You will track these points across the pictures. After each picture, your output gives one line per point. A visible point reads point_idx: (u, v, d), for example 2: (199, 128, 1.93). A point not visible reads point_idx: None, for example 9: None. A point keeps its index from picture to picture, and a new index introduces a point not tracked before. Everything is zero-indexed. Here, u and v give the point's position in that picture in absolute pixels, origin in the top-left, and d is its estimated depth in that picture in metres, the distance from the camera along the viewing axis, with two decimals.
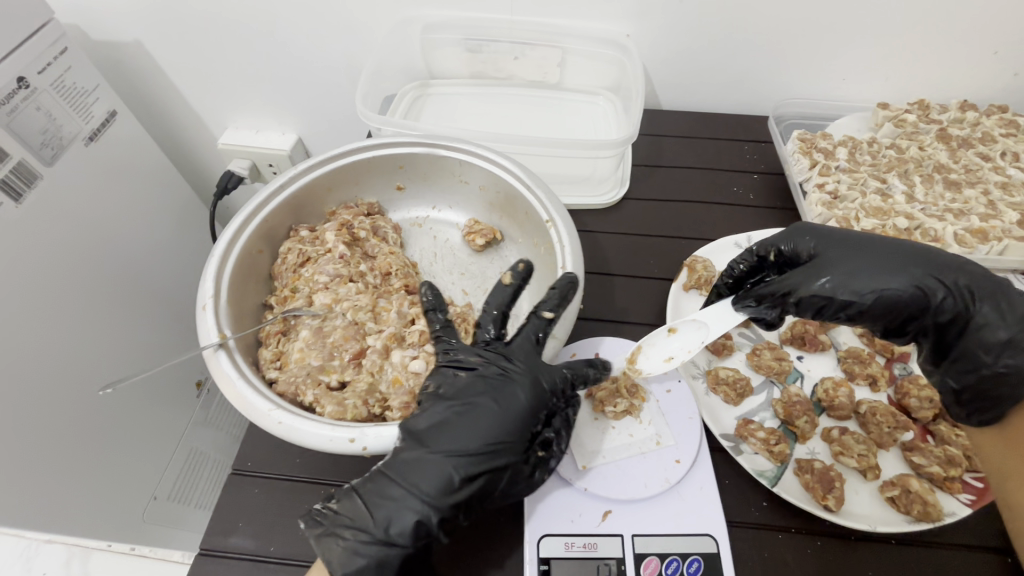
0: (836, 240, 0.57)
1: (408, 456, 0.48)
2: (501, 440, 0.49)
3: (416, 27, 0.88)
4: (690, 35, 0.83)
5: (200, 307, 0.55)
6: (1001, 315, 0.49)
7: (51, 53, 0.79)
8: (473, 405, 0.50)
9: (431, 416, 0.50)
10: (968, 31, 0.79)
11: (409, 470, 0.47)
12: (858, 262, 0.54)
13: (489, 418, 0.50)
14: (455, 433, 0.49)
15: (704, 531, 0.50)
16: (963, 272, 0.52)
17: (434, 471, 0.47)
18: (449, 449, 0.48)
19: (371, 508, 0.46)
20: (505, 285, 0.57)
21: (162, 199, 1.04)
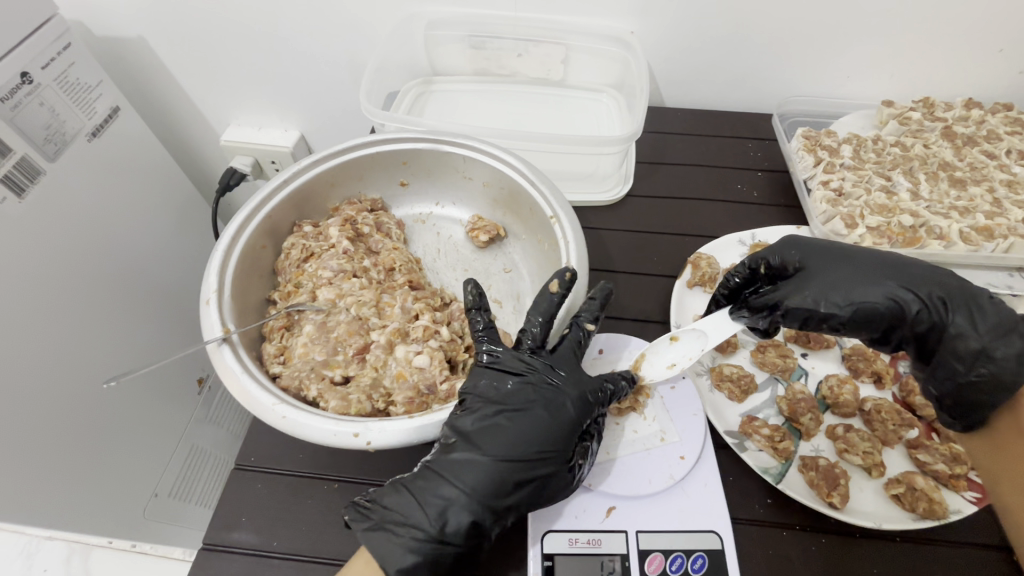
0: (815, 251, 0.55)
1: (461, 458, 0.48)
2: (550, 444, 0.50)
3: (419, 24, 0.88)
4: (694, 32, 0.83)
5: (204, 302, 0.55)
6: (975, 325, 0.48)
7: (54, 48, 0.79)
8: (524, 411, 0.51)
9: (479, 417, 0.50)
10: (974, 29, 0.78)
11: (461, 470, 0.48)
12: (835, 274, 0.53)
13: (539, 422, 0.50)
14: (506, 435, 0.50)
15: (709, 528, 0.50)
16: (939, 283, 0.51)
17: (487, 472, 0.48)
18: (499, 451, 0.49)
19: (423, 505, 0.47)
20: (552, 295, 0.55)
21: (165, 196, 1.04)
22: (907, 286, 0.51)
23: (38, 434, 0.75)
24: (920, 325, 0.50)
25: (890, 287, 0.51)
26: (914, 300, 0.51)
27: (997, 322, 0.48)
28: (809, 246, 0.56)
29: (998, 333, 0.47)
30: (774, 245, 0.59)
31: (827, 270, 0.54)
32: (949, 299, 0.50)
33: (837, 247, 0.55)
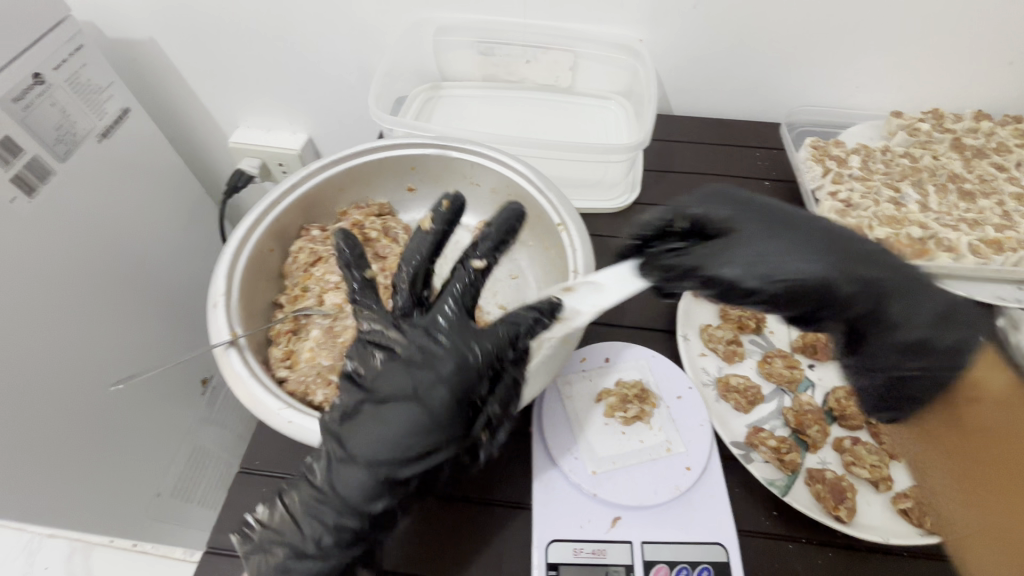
0: (742, 209, 0.47)
1: (331, 463, 0.45)
2: (424, 439, 0.43)
3: (429, 30, 0.89)
4: (703, 41, 0.83)
5: (212, 305, 0.55)
6: (912, 317, 0.44)
7: (67, 50, 0.80)
8: (394, 400, 0.44)
9: (346, 418, 0.45)
10: (985, 41, 0.78)
11: (332, 478, 0.45)
12: (757, 236, 0.45)
13: (410, 416, 0.44)
14: (372, 437, 0.44)
15: (715, 540, 0.49)
16: (878, 265, 0.45)
17: (355, 478, 0.44)
18: (366, 455, 0.44)
19: (298, 522, 0.45)
20: (425, 232, 0.50)
21: (172, 197, 1.05)
22: (869, 261, 0.45)
23: (42, 434, 0.75)
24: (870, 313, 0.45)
25: (838, 256, 0.44)
26: (866, 277, 0.44)
27: (937, 313, 0.45)
28: (741, 202, 0.47)
29: (939, 325, 0.44)
30: (690, 198, 0.49)
31: (761, 232, 0.45)
32: (909, 280, 0.45)
33: (767, 205, 0.47)
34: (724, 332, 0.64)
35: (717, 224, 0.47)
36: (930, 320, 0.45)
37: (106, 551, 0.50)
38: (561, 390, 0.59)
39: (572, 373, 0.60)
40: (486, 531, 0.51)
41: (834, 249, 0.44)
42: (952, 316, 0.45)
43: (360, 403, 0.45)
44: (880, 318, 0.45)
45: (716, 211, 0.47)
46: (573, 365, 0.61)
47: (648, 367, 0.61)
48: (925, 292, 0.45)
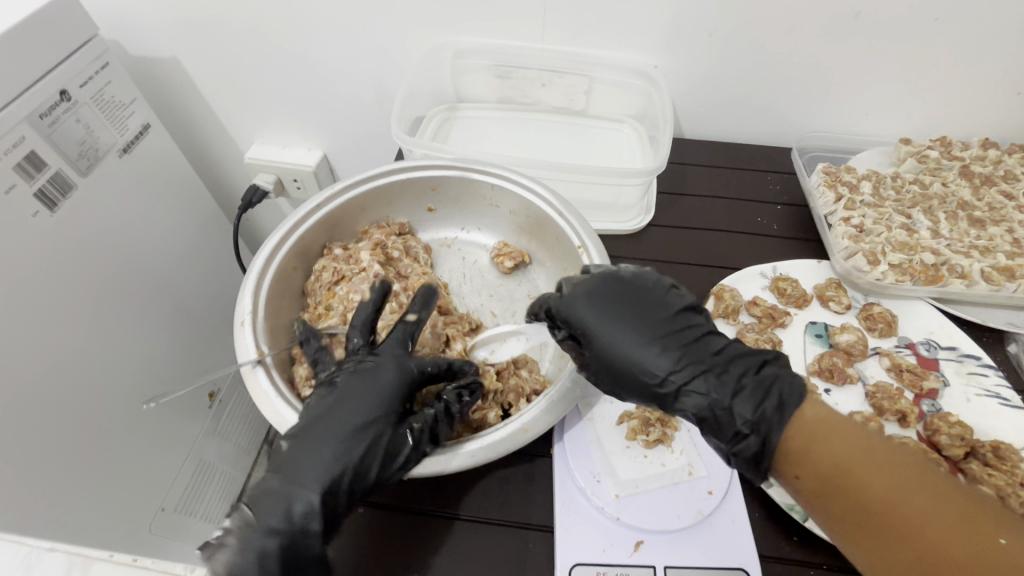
0: (617, 292, 0.54)
1: (282, 452, 0.49)
2: (369, 420, 0.51)
3: (448, 53, 0.91)
4: (717, 68, 0.86)
5: (239, 324, 0.56)
6: (719, 430, 0.47)
7: (93, 68, 0.81)
8: (339, 394, 0.52)
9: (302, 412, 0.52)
10: (993, 72, 0.80)
11: (285, 462, 0.49)
12: (614, 319, 0.52)
13: (354, 402, 0.51)
14: (319, 420, 0.51)
15: (737, 566, 0.50)
16: (712, 375, 0.49)
17: (303, 463, 0.48)
18: (315, 434, 0.50)
19: (255, 504, 0.47)
20: (366, 303, 0.57)
21: (188, 211, 1.06)
22: (699, 352, 0.51)
23: (53, 449, 0.74)
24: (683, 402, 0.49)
25: (666, 347, 0.51)
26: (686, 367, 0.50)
27: (750, 420, 0.46)
28: (612, 281, 0.55)
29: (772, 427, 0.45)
30: (578, 277, 0.57)
31: (617, 314, 0.52)
32: (724, 372, 0.49)
33: (640, 282, 0.55)
34: None
35: (583, 304, 0.54)
36: (753, 414, 0.46)
37: (106, 566, 0.43)
38: (582, 412, 0.60)
39: (593, 395, 0.61)
40: (507, 551, 0.51)
41: (665, 338, 0.51)
42: (771, 410, 0.46)
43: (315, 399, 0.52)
44: (699, 412, 0.48)
45: (585, 289, 0.54)
46: (596, 388, 0.62)
47: None
48: (745, 387, 0.47)
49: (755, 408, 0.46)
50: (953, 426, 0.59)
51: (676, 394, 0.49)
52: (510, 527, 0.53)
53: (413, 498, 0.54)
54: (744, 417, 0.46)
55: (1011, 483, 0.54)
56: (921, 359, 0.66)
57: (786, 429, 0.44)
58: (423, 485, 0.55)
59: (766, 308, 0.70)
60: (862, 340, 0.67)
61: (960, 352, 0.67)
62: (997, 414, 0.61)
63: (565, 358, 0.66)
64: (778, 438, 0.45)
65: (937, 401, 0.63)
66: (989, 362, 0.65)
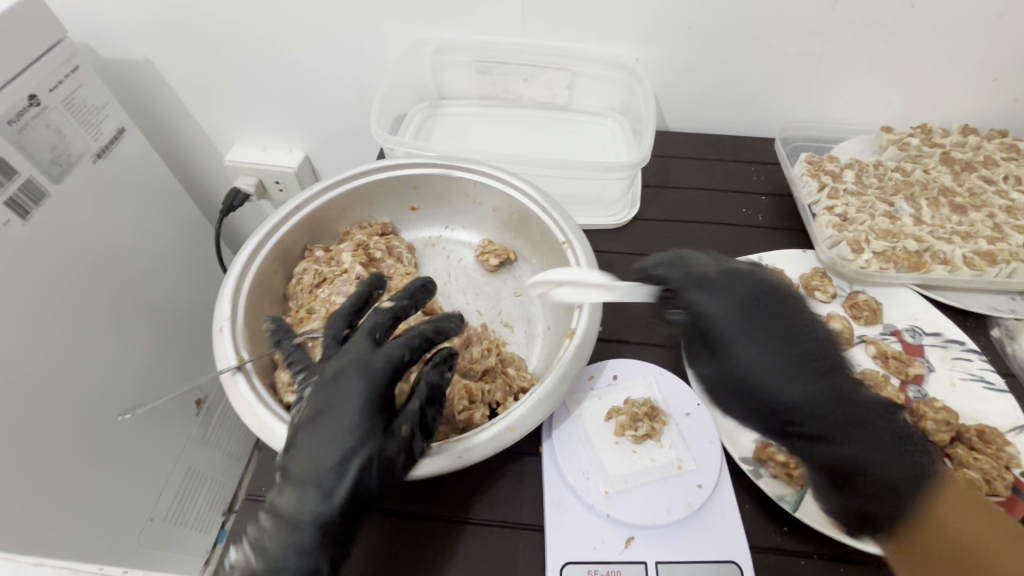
0: (770, 311, 0.47)
1: (289, 481, 0.44)
2: (362, 428, 0.46)
3: (428, 49, 0.90)
4: (697, 60, 0.85)
5: (217, 330, 0.55)
6: (846, 485, 0.44)
7: (63, 70, 0.79)
8: (333, 403, 0.47)
9: (315, 405, 0.47)
10: (970, 59, 0.81)
11: (289, 488, 0.44)
12: (751, 330, 0.46)
13: (344, 412, 0.47)
14: (325, 416, 0.46)
15: (728, 559, 0.50)
16: (863, 432, 0.44)
17: (312, 488, 0.44)
18: (324, 433, 0.46)
19: (267, 542, 0.43)
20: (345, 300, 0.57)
21: (167, 216, 1.04)
22: (839, 384, 0.44)
23: (38, 463, 0.73)
24: (825, 448, 0.44)
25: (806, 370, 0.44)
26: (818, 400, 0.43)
27: (893, 482, 0.42)
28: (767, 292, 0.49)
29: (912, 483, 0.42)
30: (716, 285, 0.49)
31: (751, 325, 0.46)
32: (873, 427, 0.44)
33: (786, 308, 0.48)
34: None
35: (732, 325, 0.47)
36: (897, 479, 0.42)
37: None
38: (570, 409, 0.59)
39: (580, 392, 0.61)
40: (500, 552, 0.51)
41: (813, 359, 0.45)
42: (912, 474, 0.43)
43: (321, 393, 0.48)
44: (845, 467, 0.44)
45: (735, 294, 0.48)
46: (582, 384, 0.61)
47: (657, 384, 0.61)
48: (895, 448, 0.43)
49: (901, 472, 0.42)
50: (939, 410, 0.59)
51: (820, 435, 0.44)
52: (501, 527, 0.52)
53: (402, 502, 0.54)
54: (886, 481, 0.42)
55: (997, 467, 0.54)
56: (905, 346, 0.67)
57: (931, 500, 0.41)
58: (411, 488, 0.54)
59: None
60: (848, 328, 0.67)
61: (944, 338, 0.67)
62: (982, 398, 0.62)
63: (552, 355, 0.65)
64: (910, 506, 0.42)
65: (924, 387, 0.63)
66: (973, 347, 0.66)
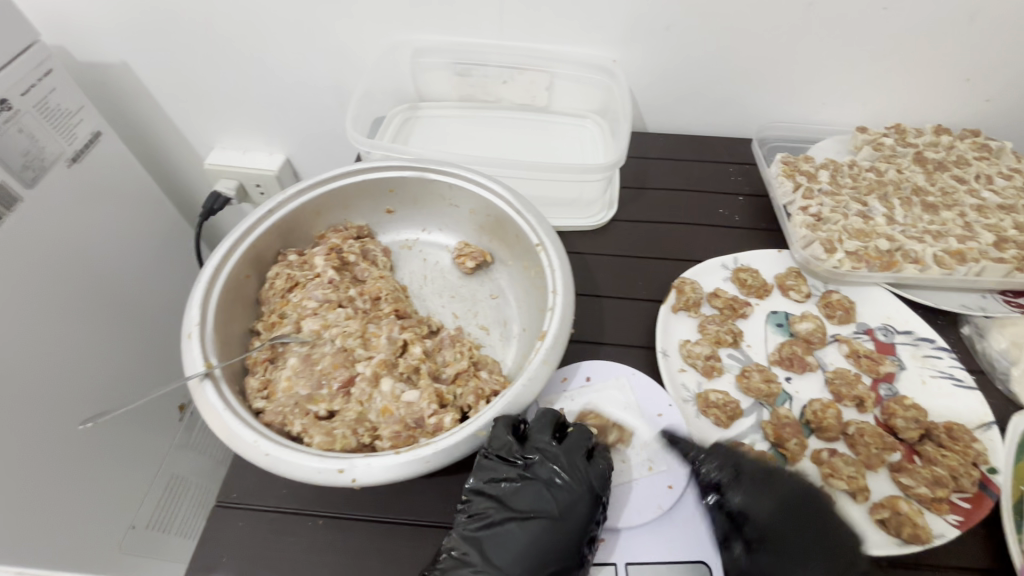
0: (797, 505, 0.51)
1: (534, 516, 0.48)
2: (566, 467, 0.50)
3: (405, 52, 0.90)
4: (673, 61, 0.86)
5: (186, 336, 0.55)
6: None
7: (35, 74, 0.78)
8: (534, 456, 0.51)
9: (544, 483, 0.50)
10: (943, 59, 0.82)
11: (544, 508, 0.48)
12: (794, 544, 0.49)
13: (560, 459, 0.51)
14: (583, 490, 0.49)
15: (698, 559, 0.50)
16: None
17: (571, 512, 0.48)
18: (578, 504, 0.48)
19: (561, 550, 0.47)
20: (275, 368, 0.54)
21: (145, 221, 1.03)
22: None
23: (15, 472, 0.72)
24: None
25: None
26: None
27: None
28: (817, 506, 0.51)
29: None
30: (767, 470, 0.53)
31: (805, 538, 0.49)
32: None
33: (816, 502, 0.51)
34: (702, 348, 0.64)
35: (764, 515, 0.50)
36: None
37: None
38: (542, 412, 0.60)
39: (553, 394, 0.61)
40: None
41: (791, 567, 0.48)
42: None
43: (568, 469, 0.50)
44: None
45: (772, 503, 0.51)
46: (554, 386, 0.61)
47: (629, 385, 0.61)
48: None
49: None
50: (909, 408, 0.60)
51: None
52: None
53: (373, 506, 0.54)
54: None
55: (963, 464, 0.55)
56: (878, 344, 0.67)
57: None
58: (383, 493, 0.54)
59: (726, 299, 0.70)
60: (821, 327, 0.67)
61: (915, 336, 0.68)
62: (951, 395, 0.62)
63: (526, 357, 0.65)
64: None
65: (894, 384, 0.64)
66: (943, 345, 0.66)
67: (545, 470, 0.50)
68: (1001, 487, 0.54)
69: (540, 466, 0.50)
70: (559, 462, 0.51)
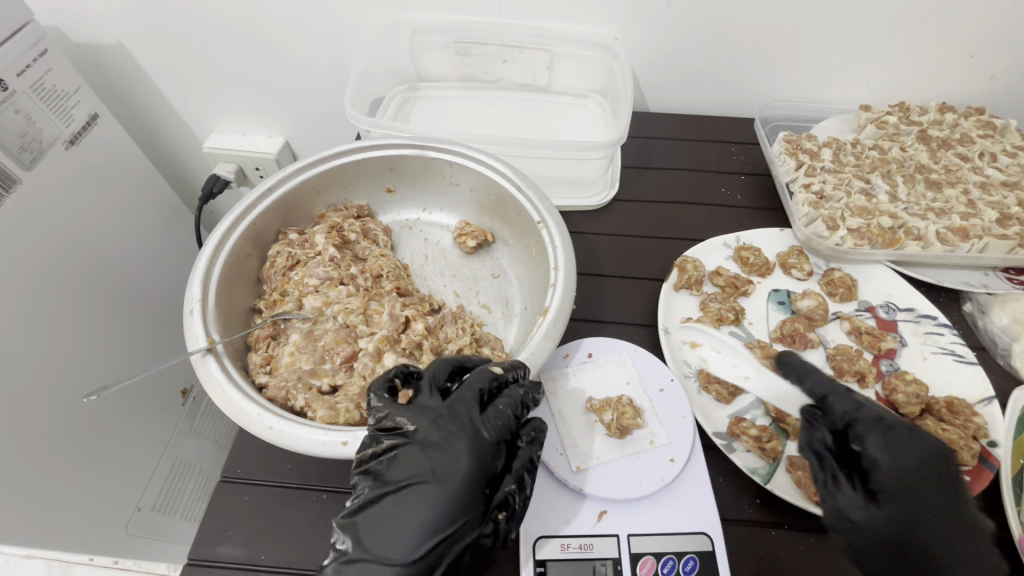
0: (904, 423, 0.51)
1: (416, 481, 0.45)
2: (438, 424, 0.47)
3: (404, 30, 0.88)
4: (677, 39, 0.84)
5: (188, 312, 0.55)
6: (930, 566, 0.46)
7: (30, 55, 0.77)
8: (416, 417, 0.48)
9: (420, 445, 0.46)
10: (948, 36, 0.81)
11: (429, 469, 0.45)
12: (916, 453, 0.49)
13: (430, 417, 0.48)
14: (462, 443, 0.46)
15: (699, 531, 0.50)
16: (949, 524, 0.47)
17: (452, 469, 0.45)
18: (457, 457, 0.45)
19: (446, 511, 0.43)
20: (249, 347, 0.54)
21: (143, 204, 1.03)
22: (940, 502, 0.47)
23: (19, 453, 0.72)
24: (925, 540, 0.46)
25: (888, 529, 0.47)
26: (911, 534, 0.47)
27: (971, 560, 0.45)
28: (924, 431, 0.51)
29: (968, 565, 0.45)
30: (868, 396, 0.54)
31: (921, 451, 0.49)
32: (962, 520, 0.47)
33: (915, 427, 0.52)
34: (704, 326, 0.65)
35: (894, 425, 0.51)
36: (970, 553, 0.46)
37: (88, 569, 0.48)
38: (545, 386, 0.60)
39: (555, 370, 0.61)
40: None
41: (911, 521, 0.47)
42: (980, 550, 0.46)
43: (448, 425, 0.47)
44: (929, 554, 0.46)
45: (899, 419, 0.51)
46: (557, 362, 0.61)
47: (631, 361, 0.61)
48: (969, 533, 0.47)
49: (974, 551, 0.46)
50: (910, 384, 0.60)
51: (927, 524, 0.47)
52: None
53: None
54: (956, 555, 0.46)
55: (964, 438, 0.55)
56: (880, 322, 0.67)
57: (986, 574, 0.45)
58: None
59: (728, 277, 0.70)
60: (823, 305, 0.67)
61: (917, 313, 0.68)
62: (953, 371, 0.63)
63: (527, 334, 0.65)
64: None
65: (896, 360, 0.64)
66: (946, 322, 0.66)
67: (424, 431, 0.47)
68: (1001, 460, 0.54)
69: (419, 429, 0.47)
70: (436, 419, 0.48)
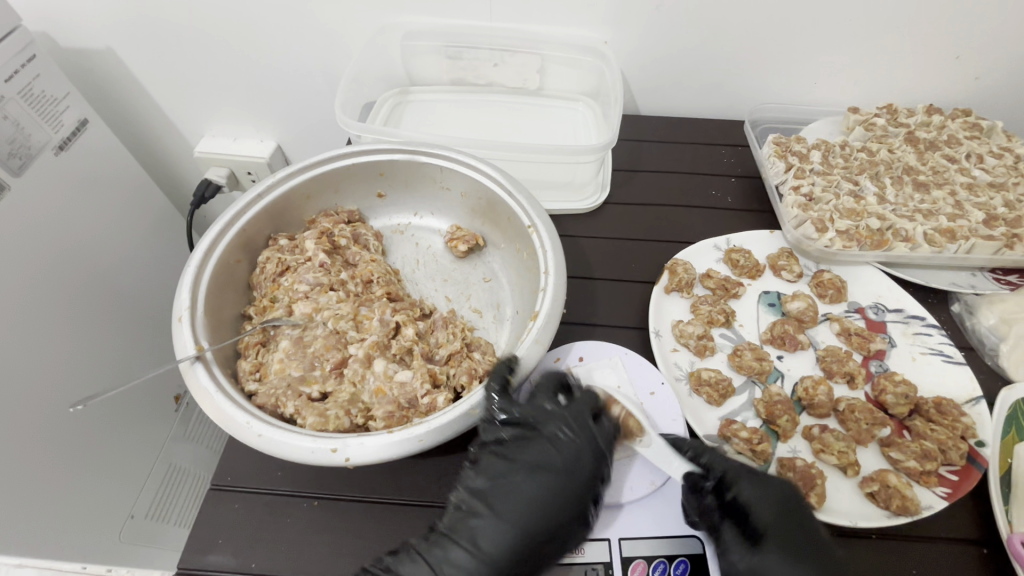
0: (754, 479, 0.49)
1: (539, 473, 0.50)
2: (566, 423, 0.52)
3: (395, 34, 0.88)
4: (667, 42, 0.85)
5: (176, 320, 0.54)
6: None
7: (18, 60, 0.77)
8: (543, 416, 0.53)
9: (549, 440, 0.52)
10: (935, 38, 0.81)
11: (555, 464, 0.50)
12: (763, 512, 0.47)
13: (556, 417, 0.53)
14: (586, 444, 0.51)
15: (690, 533, 0.51)
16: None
17: (579, 465, 0.50)
18: (583, 455, 0.51)
19: (568, 503, 0.48)
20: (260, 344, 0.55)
21: (133, 209, 1.02)
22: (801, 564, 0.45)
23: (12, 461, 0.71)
24: None
25: None
26: None
27: None
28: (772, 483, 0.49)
29: None
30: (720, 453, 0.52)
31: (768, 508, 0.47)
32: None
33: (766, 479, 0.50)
34: (695, 328, 0.65)
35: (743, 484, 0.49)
36: None
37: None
38: None
39: None
40: None
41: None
42: None
43: (571, 426, 0.52)
44: None
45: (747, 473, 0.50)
46: (548, 366, 0.62)
47: (622, 364, 0.62)
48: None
49: None
50: (899, 384, 0.60)
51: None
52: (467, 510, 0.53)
53: (367, 490, 0.54)
54: None
55: (951, 437, 0.56)
56: (869, 323, 0.68)
57: None
58: (377, 475, 0.55)
59: (718, 280, 0.70)
60: (812, 306, 0.67)
61: (906, 314, 0.68)
62: (941, 372, 0.63)
63: (518, 338, 0.65)
64: None
65: (885, 361, 0.64)
66: (934, 322, 0.67)
67: (551, 428, 0.52)
68: (989, 460, 0.55)
69: (546, 424, 0.52)
70: (560, 420, 0.53)
